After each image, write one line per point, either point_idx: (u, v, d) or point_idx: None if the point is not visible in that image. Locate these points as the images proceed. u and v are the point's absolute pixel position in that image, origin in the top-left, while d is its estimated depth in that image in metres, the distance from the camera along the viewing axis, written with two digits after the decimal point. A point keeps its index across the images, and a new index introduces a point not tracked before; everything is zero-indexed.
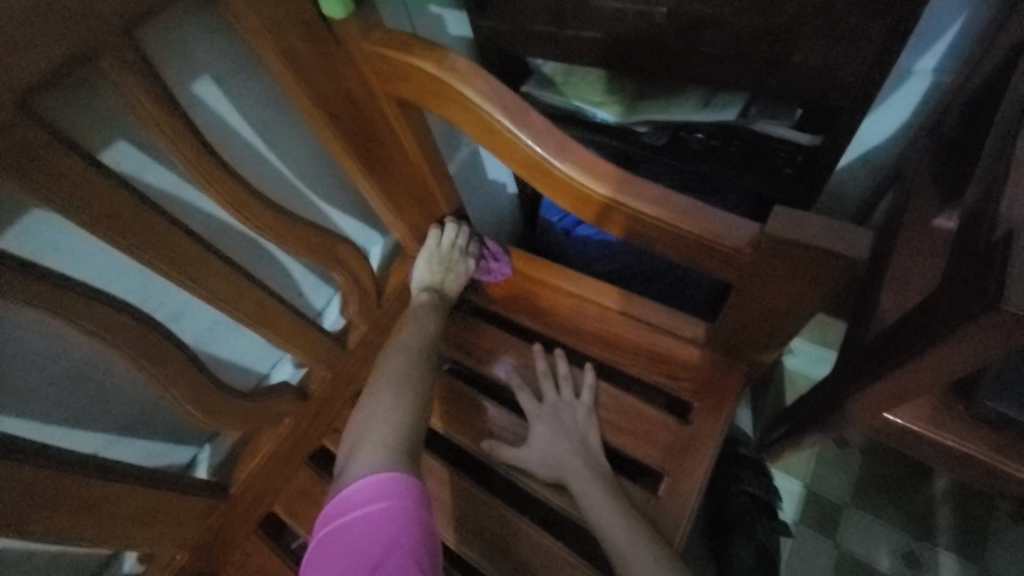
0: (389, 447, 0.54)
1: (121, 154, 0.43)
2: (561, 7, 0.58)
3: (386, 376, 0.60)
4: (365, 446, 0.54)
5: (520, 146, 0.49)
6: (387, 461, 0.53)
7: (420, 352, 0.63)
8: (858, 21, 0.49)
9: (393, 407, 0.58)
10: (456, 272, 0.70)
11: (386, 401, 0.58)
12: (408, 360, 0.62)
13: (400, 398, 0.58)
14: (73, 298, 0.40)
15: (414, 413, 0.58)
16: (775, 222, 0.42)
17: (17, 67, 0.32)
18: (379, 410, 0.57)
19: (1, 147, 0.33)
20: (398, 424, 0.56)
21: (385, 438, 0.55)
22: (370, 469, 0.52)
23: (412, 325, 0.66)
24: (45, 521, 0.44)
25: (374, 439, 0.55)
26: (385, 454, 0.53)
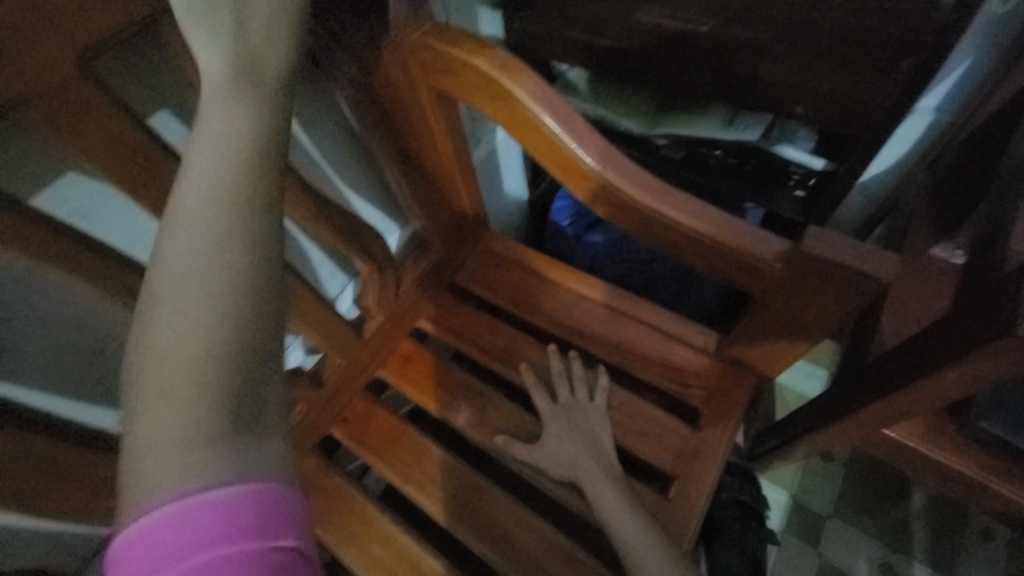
0: (204, 435, 0.26)
1: (165, 123, 0.43)
2: (599, 17, 0.60)
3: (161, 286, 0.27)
4: (154, 449, 0.26)
5: (563, 149, 0.49)
6: (212, 463, 0.25)
7: (219, 224, 0.28)
8: (887, 58, 0.51)
9: (189, 350, 0.27)
10: (273, 2, 0.31)
11: (167, 342, 0.27)
12: (201, 244, 0.28)
13: (200, 326, 0.27)
14: (110, 268, 0.39)
15: (243, 348, 0.27)
16: (808, 241, 0.44)
17: (82, 30, 0.31)
18: (163, 360, 0.26)
19: (61, 109, 0.32)
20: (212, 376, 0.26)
21: (192, 421, 0.26)
22: (184, 481, 0.25)
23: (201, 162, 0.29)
24: (60, 499, 0.42)
25: (170, 427, 0.26)
26: (199, 451, 0.25)
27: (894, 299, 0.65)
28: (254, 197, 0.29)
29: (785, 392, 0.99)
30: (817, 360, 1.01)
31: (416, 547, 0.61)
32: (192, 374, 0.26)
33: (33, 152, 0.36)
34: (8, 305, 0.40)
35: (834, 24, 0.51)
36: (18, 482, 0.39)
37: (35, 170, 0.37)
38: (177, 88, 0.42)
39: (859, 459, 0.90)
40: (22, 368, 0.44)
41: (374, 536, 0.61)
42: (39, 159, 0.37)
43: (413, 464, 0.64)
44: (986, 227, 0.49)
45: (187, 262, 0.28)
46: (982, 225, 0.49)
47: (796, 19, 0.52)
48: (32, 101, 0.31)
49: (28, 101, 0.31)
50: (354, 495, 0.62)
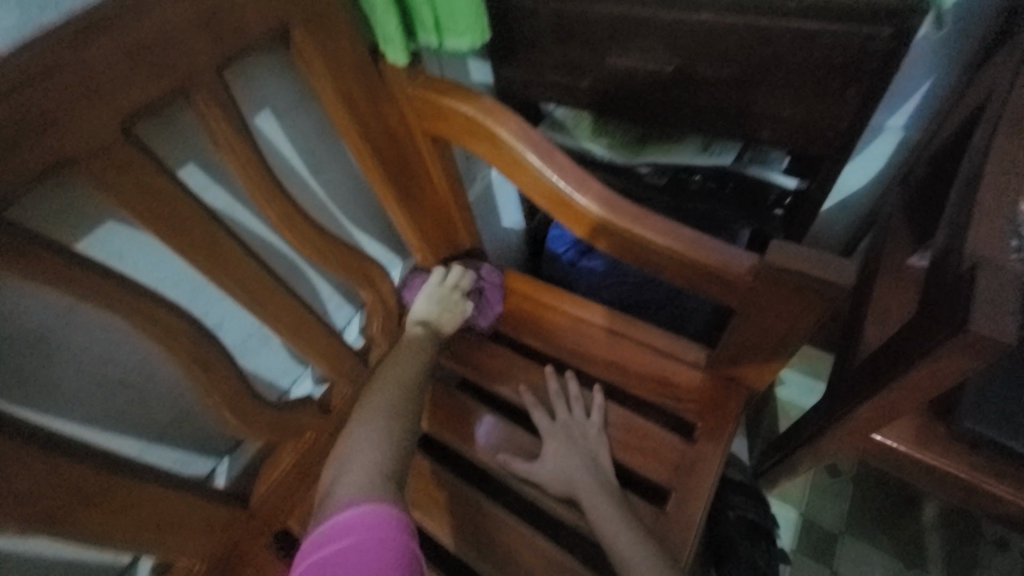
0: (375, 473, 0.52)
1: (190, 173, 0.48)
2: (577, 62, 0.66)
3: (375, 408, 0.60)
4: (353, 471, 0.52)
5: (548, 182, 0.54)
6: (373, 490, 0.50)
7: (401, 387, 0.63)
8: (838, 87, 0.56)
9: (380, 437, 0.57)
10: (451, 311, 0.72)
11: (373, 432, 0.57)
12: (400, 393, 0.62)
13: (392, 427, 0.58)
14: (141, 303, 0.43)
15: (400, 444, 0.57)
16: (773, 254, 0.47)
17: (125, 98, 0.37)
18: (366, 443, 0.56)
19: (103, 164, 0.38)
20: (393, 448, 0.56)
21: (378, 464, 0.54)
22: (358, 492, 0.49)
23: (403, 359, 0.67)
24: (83, 521, 0.45)
25: (366, 465, 0.53)
26: (373, 480, 0.51)
27: (875, 309, 0.67)
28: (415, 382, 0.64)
29: (788, 407, 1.00)
30: (817, 374, 1.02)
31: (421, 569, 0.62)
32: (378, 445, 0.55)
33: (76, 202, 0.41)
34: (48, 338, 0.44)
35: (787, 58, 0.56)
36: (51, 502, 0.42)
37: (77, 219, 0.42)
38: (200, 143, 0.47)
39: (866, 471, 0.90)
40: (55, 398, 0.47)
41: None
42: (82, 208, 0.42)
43: (417, 487, 0.66)
44: (945, 234, 0.52)
45: (384, 399, 0.61)
46: (943, 232, 0.53)
47: (754, 56, 0.57)
48: (79, 158, 0.36)
49: (77, 158, 0.36)
50: None
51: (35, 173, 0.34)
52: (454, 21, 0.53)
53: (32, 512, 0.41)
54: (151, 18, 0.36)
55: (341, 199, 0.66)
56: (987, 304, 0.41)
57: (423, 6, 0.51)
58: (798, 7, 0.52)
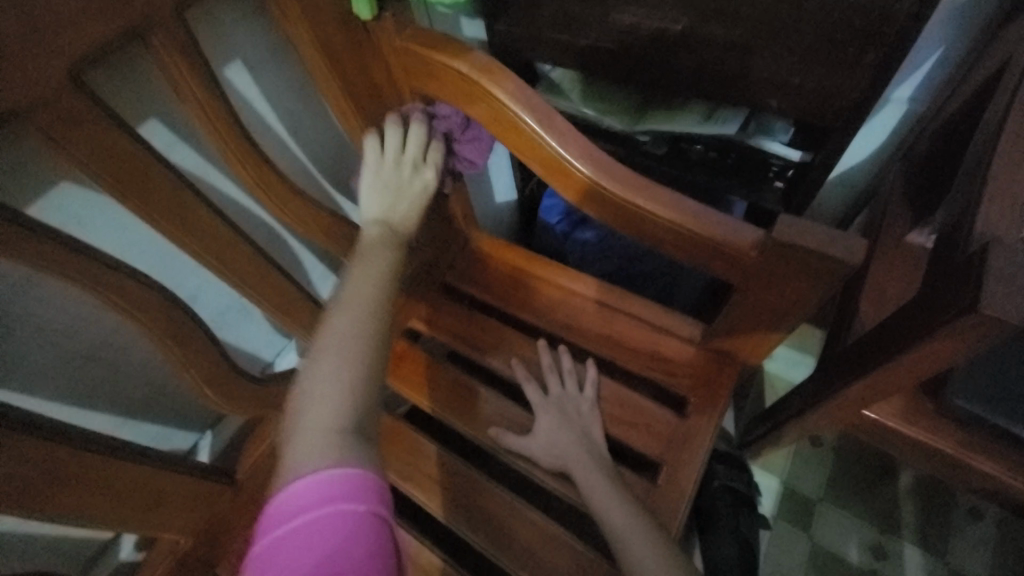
0: (340, 428, 0.44)
1: (155, 131, 0.44)
2: (577, 18, 0.62)
3: (331, 338, 0.48)
4: (312, 426, 0.44)
5: (544, 147, 0.51)
6: (340, 451, 0.42)
7: (362, 311, 0.50)
8: (853, 51, 0.53)
9: (341, 377, 0.46)
10: (413, 204, 0.56)
11: (327, 373, 0.46)
12: (362, 318, 0.50)
13: (350, 366, 0.47)
14: (107, 274, 0.40)
15: (367, 384, 0.47)
16: (779, 229, 0.45)
17: (72, 44, 0.32)
18: (323, 388, 0.46)
19: (52, 118, 0.33)
20: (355, 393, 0.46)
21: (338, 416, 0.45)
22: (321, 457, 0.41)
23: (364, 270, 0.52)
24: (60, 501, 0.43)
25: (325, 419, 0.44)
26: (335, 439, 0.43)
27: (871, 285, 0.67)
28: (380, 301, 0.51)
29: (776, 381, 1.01)
30: (805, 349, 1.03)
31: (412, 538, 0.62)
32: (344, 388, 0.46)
33: (26, 161, 0.37)
34: (6, 311, 0.41)
35: (802, 19, 0.52)
36: (22, 483, 0.40)
37: (28, 180, 0.38)
38: (164, 97, 0.43)
39: (847, 443, 0.92)
40: (20, 374, 0.44)
41: None
42: (34, 168, 0.38)
43: (407, 460, 0.65)
44: (952, 210, 0.51)
45: (341, 325, 0.49)
46: (950, 209, 0.51)
47: (766, 15, 0.53)
48: (24, 111, 0.32)
49: (21, 111, 0.32)
50: None
51: None
52: None
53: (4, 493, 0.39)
54: None
55: (323, 162, 0.62)
56: (997, 284, 0.40)
57: None
58: None
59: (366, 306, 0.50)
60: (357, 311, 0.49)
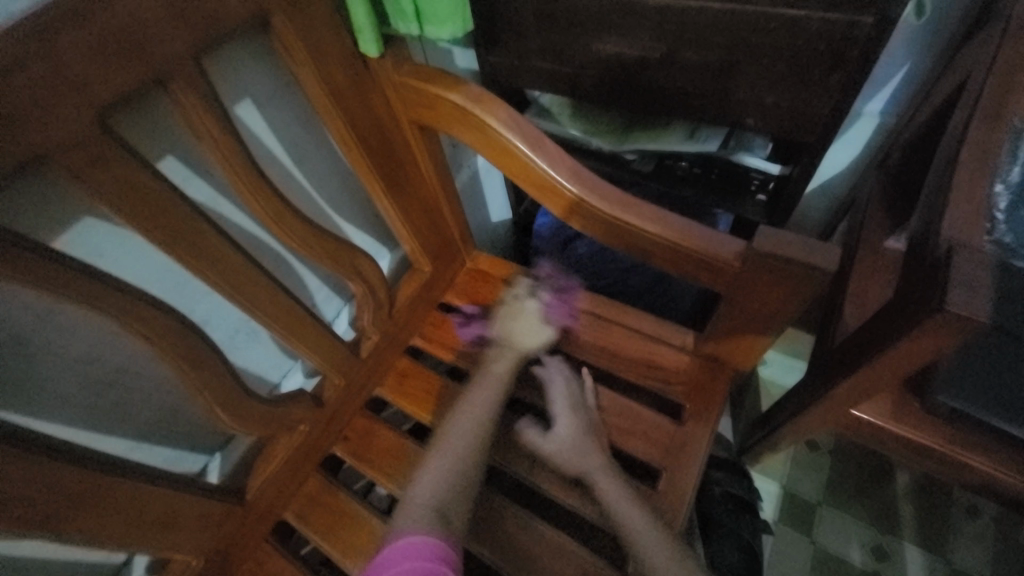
0: (436, 508, 0.57)
1: (170, 166, 0.47)
2: (563, 48, 0.66)
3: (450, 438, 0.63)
4: (416, 501, 0.57)
5: (537, 170, 0.54)
6: (428, 525, 0.54)
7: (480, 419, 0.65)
8: (817, 73, 0.56)
9: (448, 468, 0.60)
10: (535, 326, 0.72)
11: (439, 464, 0.61)
12: (474, 426, 0.64)
13: (457, 465, 0.61)
14: (128, 303, 0.42)
15: (470, 478, 0.61)
16: (760, 240, 0.48)
17: (99, 92, 0.35)
18: (435, 474, 0.60)
19: (79, 159, 0.36)
20: (452, 483, 0.59)
21: (435, 498, 0.58)
22: (416, 526, 0.54)
23: (485, 385, 0.68)
24: (79, 523, 0.45)
25: (426, 497, 0.58)
26: (426, 513, 0.56)
27: (853, 290, 0.70)
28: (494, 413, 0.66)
29: (771, 387, 1.03)
30: (797, 354, 1.05)
31: None
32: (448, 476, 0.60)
33: (53, 199, 0.40)
34: (29, 340, 0.43)
35: (770, 46, 0.56)
36: (43, 506, 0.42)
37: (55, 216, 0.41)
38: (179, 135, 0.46)
39: (844, 446, 0.94)
40: (40, 401, 0.46)
41: (375, 546, 0.63)
42: (59, 205, 0.41)
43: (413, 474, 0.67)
44: (921, 217, 0.54)
45: (462, 428, 0.64)
46: (918, 215, 0.55)
47: (737, 42, 0.57)
48: (55, 154, 0.35)
49: (52, 154, 0.35)
50: (358, 508, 0.65)
51: (10, 170, 0.33)
52: (434, 13, 0.50)
53: (26, 516, 0.41)
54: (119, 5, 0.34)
55: (325, 189, 0.65)
56: (961, 284, 0.43)
57: None
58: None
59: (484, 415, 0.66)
60: (475, 421, 0.64)
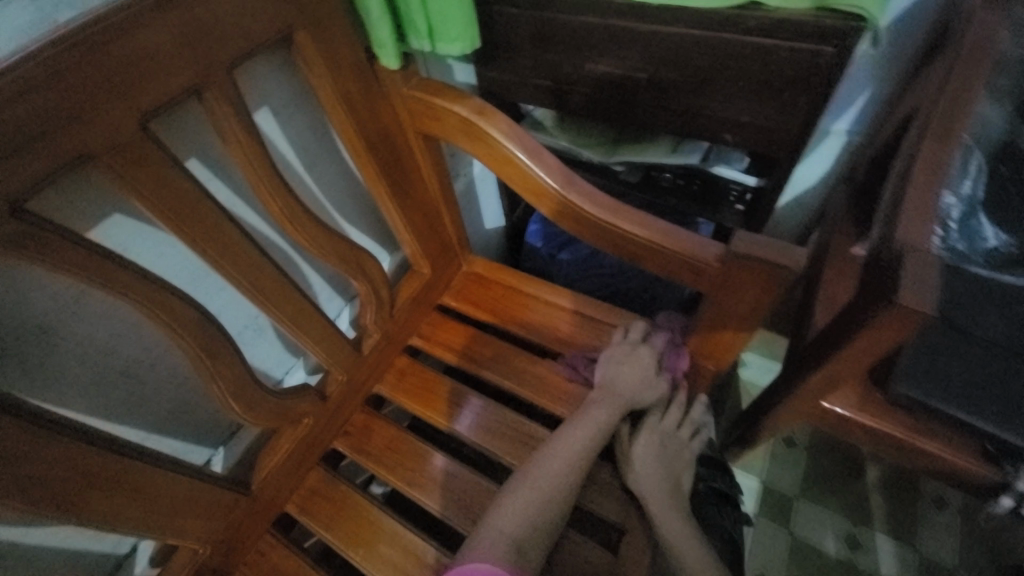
0: (514, 541, 0.57)
1: (195, 167, 0.50)
2: (557, 65, 0.71)
3: (540, 470, 0.62)
4: (495, 529, 0.58)
5: (534, 178, 0.59)
6: (502, 558, 0.54)
7: (577, 457, 0.63)
8: (787, 95, 0.61)
9: (533, 501, 0.60)
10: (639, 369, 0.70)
11: (524, 498, 0.60)
12: (570, 465, 0.63)
13: (543, 500, 0.60)
14: (153, 292, 0.45)
15: (554, 516, 0.60)
16: (737, 243, 0.53)
17: (140, 97, 0.39)
18: (519, 504, 0.60)
19: (119, 158, 0.39)
20: (535, 519, 0.59)
21: (513, 530, 0.58)
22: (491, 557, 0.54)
23: (587, 424, 0.66)
24: (96, 504, 0.47)
25: (505, 527, 0.58)
26: (502, 546, 0.56)
27: (823, 293, 0.76)
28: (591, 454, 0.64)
29: (750, 388, 1.09)
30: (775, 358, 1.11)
31: (418, 540, 0.65)
32: (531, 509, 0.59)
33: (87, 194, 0.43)
34: (57, 327, 0.45)
35: (743, 69, 0.61)
36: (65, 484, 0.44)
37: (88, 210, 0.44)
38: (204, 138, 0.49)
39: (818, 443, 1.00)
40: (62, 387, 0.48)
41: (376, 535, 0.65)
42: (93, 199, 0.44)
43: (413, 466, 0.70)
44: (880, 224, 0.60)
45: (554, 462, 0.63)
46: (878, 222, 0.61)
47: (715, 66, 0.62)
48: (99, 153, 0.38)
49: (96, 153, 0.38)
50: (358, 499, 0.68)
51: (59, 165, 0.36)
52: (446, 30, 0.54)
53: (49, 494, 0.43)
54: (159, 21, 0.37)
55: (333, 193, 0.68)
56: (911, 281, 0.48)
57: (415, 10, 0.52)
58: (755, 25, 0.57)
59: (581, 454, 0.64)
60: (571, 465, 0.62)
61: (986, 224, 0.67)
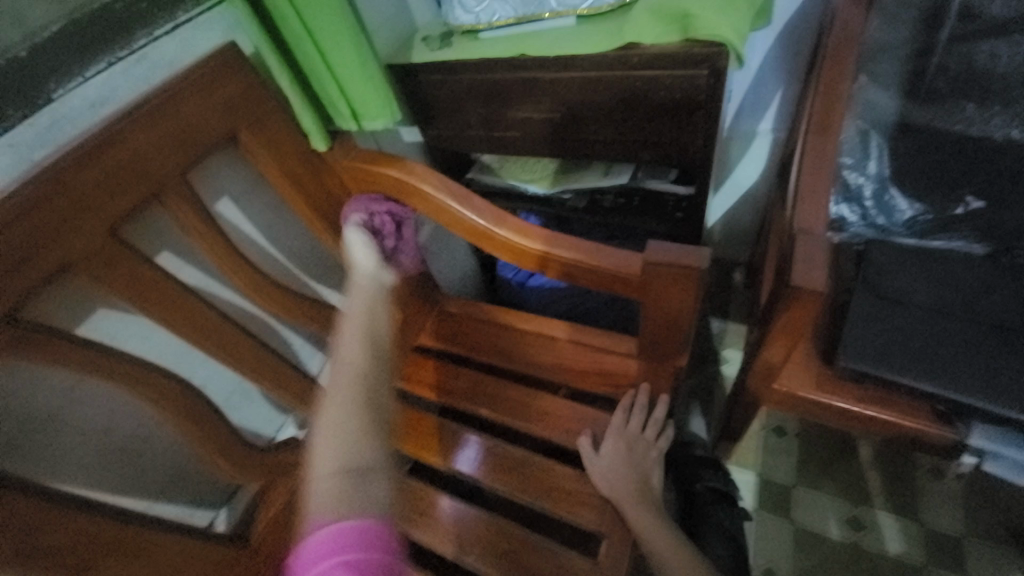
0: (341, 463, 0.46)
1: (168, 259, 0.58)
2: (487, 117, 0.79)
3: (334, 399, 0.51)
4: (317, 490, 0.44)
5: (468, 221, 0.65)
6: (344, 501, 0.43)
7: (361, 350, 0.55)
8: (683, 113, 0.68)
9: (336, 420, 0.49)
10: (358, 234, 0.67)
11: (330, 426, 0.48)
12: (358, 355, 0.54)
13: (351, 404, 0.50)
14: (136, 371, 0.51)
15: (370, 404, 0.51)
16: (651, 252, 0.59)
17: (109, 212, 0.47)
18: (329, 436, 0.48)
19: (96, 263, 0.47)
20: (350, 436, 0.48)
21: (336, 458, 0.46)
22: (331, 510, 0.42)
23: (357, 323, 0.58)
24: (110, 570, 0.51)
25: (329, 459, 0.46)
26: (336, 483, 0.44)
27: (768, 282, 0.80)
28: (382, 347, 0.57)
29: (727, 382, 1.11)
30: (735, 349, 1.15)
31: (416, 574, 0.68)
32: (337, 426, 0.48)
33: (76, 298, 0.51)
34: (58, 416, 0.52)
35: (641, 97, 0.68)
36: (79, 555, 0.49)
37: (79, 311, 0.51)
38: (171, 233, 0.57)
39: (808, 429, 1.01)
40: (69, 470, 0.54)
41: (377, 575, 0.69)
42: (81, 302, 0.51)
43: (403, 503, 0.73)
44: (790, 214, 0.65)
45: (339, 374, 0.53)
46: (790, 213, 0.66)
47: (618, 98, 0.70)
48: (79, 262, 0.46)
49: (77, 262, 0.46)
50: None
51: (46, 277, 0.44)
52: (367, 111, 0.63)
53: (66, 563, 0.48)
54: (119, 150, 0.46)
55: (300, 260, 0.76)
56: None
57: (335, 98, 0.61)
58: (639, 60, 0.65)
59: (365, 344, 0.56)
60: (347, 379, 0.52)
61: (898, 195, 0.72)
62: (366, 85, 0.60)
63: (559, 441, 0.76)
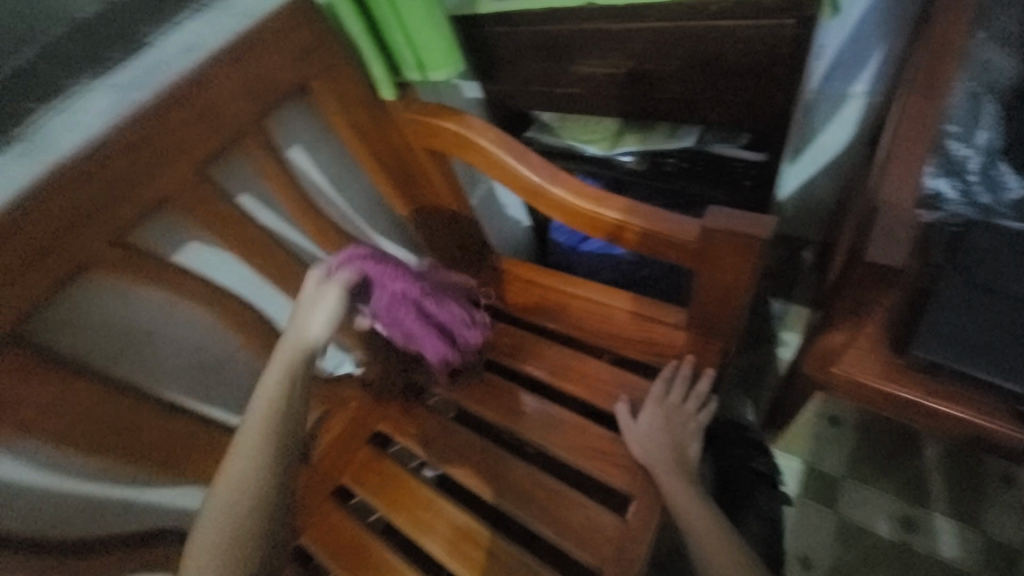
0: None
1: (246, 200, 0.63)
2: (549, 72, 0.77)
3: (218, 505, 0.53)
4: None
5: (522, 177, 0.65)
6: None
7: (258, 447, 0.55)
8: (762, 69, 0.63)
9: (217, 531, 0.52)
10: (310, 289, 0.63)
11: (206, 533, 0.52)
12: (254, 454, 0.55)
13: (229, 516, 0.52)
14: (215, 296, 0.59)
15: (247, 519, 0.52)
16: (710, 218, 0.56)
17: (197, 152, 0.52)
18: (204, 545, 0.51)
19: (185, 197, 0.53)
20: (226, 550, 0.51)
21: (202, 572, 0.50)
22: None
23: (264, 407, 0.57)
24: (190, 464, 0.61)
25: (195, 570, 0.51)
26: None
27: (840, 261, 0.74)
28: (276, 443, 0.56)
29: (782, 366, 1.06)
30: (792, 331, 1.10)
31: (454, 509, 0.74)
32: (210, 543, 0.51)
33: (170, 229, 0.57)
34: (157, 331, 0.60)
35: (716, 51, 0.64)
36: (168, 448, 0.59)
37: (174, 240, 0.58)
38: (250, 175, 0.62)
39: (868, 422, 0.95)
40: (166, 379, 0.63)
41: (419, 505, 0.75)
42: (175, 233, 0.57)
43: (447, 445, 0.78)
44: None
45: (231, 478, 0.54)
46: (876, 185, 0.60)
47: (692, 52, 0.65)
48: (174, 196, 0.52)
49: (172, 196, 0.51)
50: (400, 473, 0.77)
51: (146, 207, 0.50)
52: (432, 61, 0.63)
53: (156, 454, 0.58)
54: (205, 94, 0.50)
55: (362, 209, 0.80)
56: None
57: (402, 48, 0.62)
58: (718, 9, 0.60)
59: (265, 439, 0.56)
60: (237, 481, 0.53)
61: (1008, 171, 0.61)
62: (432, 35, 0.60)
63: (598, 404, 0.77)
